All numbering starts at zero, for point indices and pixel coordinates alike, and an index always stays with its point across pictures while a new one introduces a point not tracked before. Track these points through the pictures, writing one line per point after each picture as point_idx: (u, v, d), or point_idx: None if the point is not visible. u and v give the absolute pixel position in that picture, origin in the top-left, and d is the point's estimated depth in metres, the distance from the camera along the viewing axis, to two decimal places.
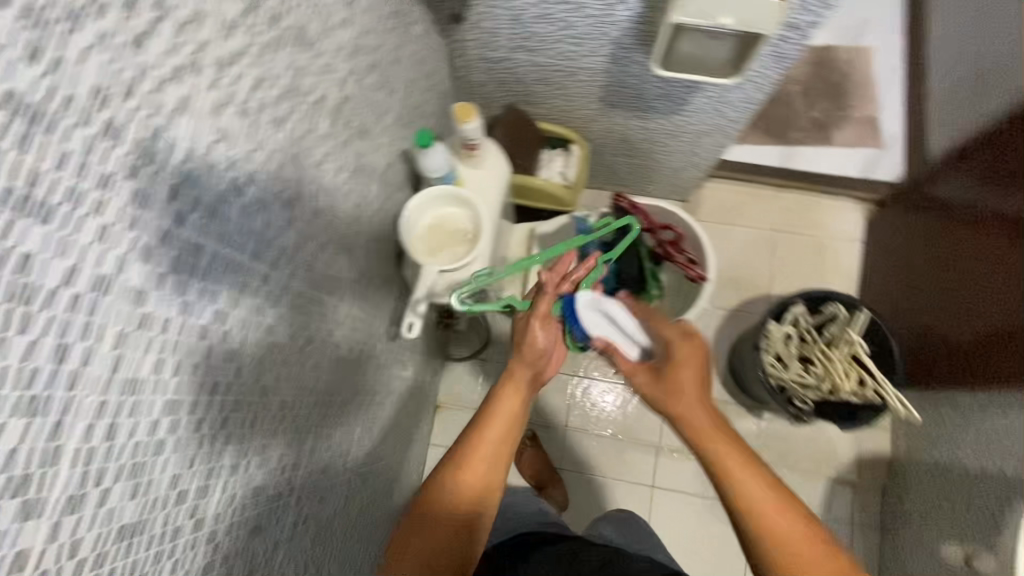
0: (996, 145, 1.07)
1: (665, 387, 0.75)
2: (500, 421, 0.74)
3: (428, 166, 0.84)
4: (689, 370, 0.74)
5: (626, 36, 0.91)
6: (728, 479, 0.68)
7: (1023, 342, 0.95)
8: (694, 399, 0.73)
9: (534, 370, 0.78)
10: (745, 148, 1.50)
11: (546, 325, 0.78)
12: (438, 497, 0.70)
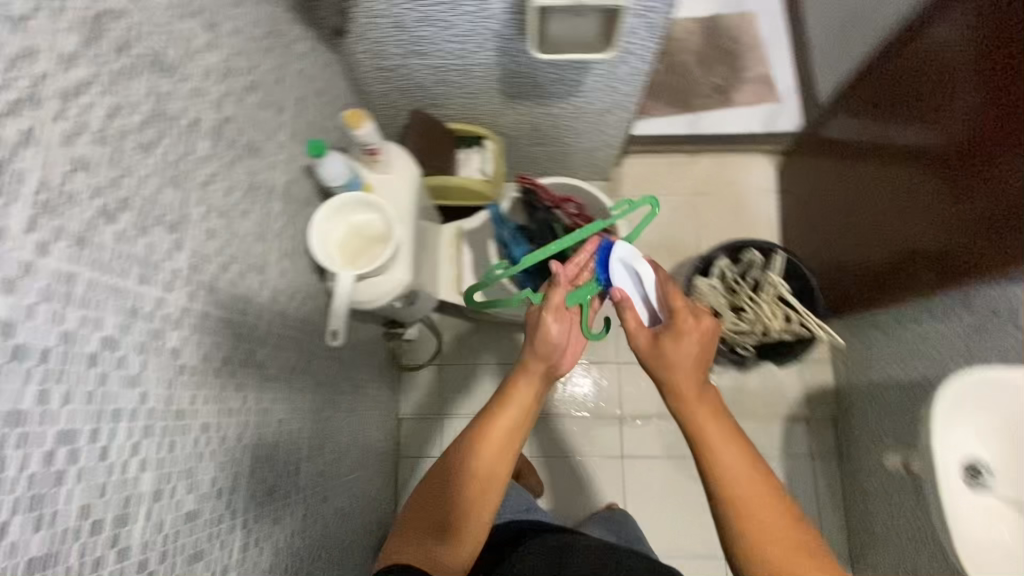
0: (892, 78, 1.12)
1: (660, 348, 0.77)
2: (508, 415, 0.77)
3: (331, 176, 0.84)
4: (688, 338, 0.76)
5: (506, 28, 0.95)
6: (709, 443, 0.70)
7: (939, 259, 0.99)
8: (689, 361, 0.75)
9: (547, 363, 0.81)
10: (653, 121, 1.58)
11: (559, 317, 0.81)
12: (445, 484, 0.74)
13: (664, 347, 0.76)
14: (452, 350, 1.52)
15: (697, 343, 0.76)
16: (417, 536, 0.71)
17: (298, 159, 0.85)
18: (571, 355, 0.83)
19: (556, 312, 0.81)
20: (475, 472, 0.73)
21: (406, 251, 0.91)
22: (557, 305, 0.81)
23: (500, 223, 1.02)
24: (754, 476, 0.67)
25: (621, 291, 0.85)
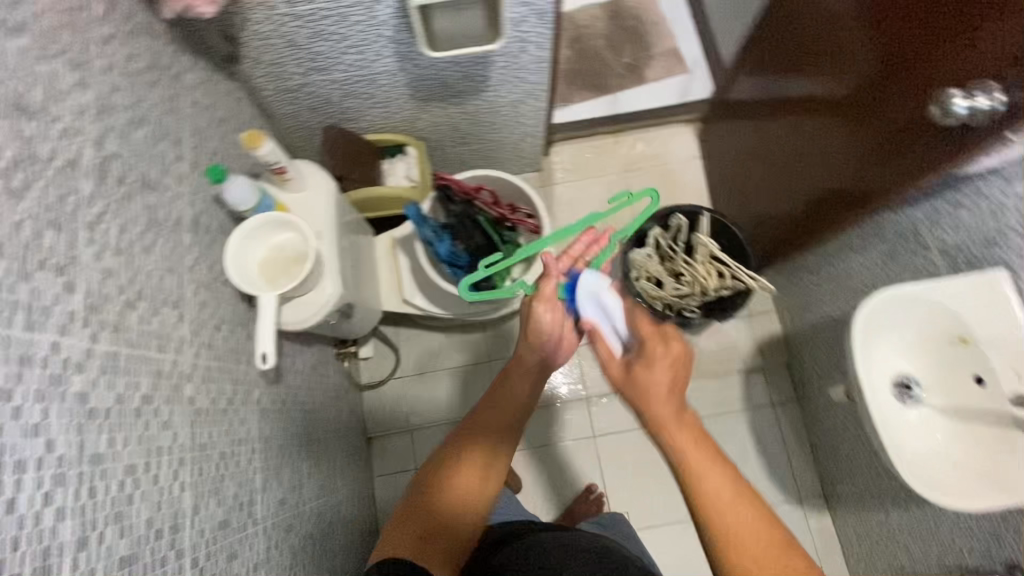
0: (787, 28, 1.14)
1: (635, 380, 0.75)
2: (503, 408, 0.83)
3: (237, 200, 0.84)
4: (661, 364, 0.74)
5: (399, 32, 0.96)
6: (697, 482, 0.66)
7: (844, 195, 1.01)
8: (665, 391, 0.73)
9: (541, 355, 0.86)
10: (575, 106, 1.66)
11: (551, 306, 0.85)
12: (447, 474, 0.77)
13: (637, 376, 0.75)
14: (412, 360, 1.51)
15: (671, 366, 0.74)
16: (419, 525, 0.72)
17: (205, 188, 0.84)
18: (566, 350, 0.90)
19: (546, 300, 0.85)
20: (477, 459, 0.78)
21: (333, 265, 0.91)
22: (547, 296, 0.85)
23: (423, 221, 1.00)
24: (746, 516, 0.63)
25: (590, 323, 0.85)
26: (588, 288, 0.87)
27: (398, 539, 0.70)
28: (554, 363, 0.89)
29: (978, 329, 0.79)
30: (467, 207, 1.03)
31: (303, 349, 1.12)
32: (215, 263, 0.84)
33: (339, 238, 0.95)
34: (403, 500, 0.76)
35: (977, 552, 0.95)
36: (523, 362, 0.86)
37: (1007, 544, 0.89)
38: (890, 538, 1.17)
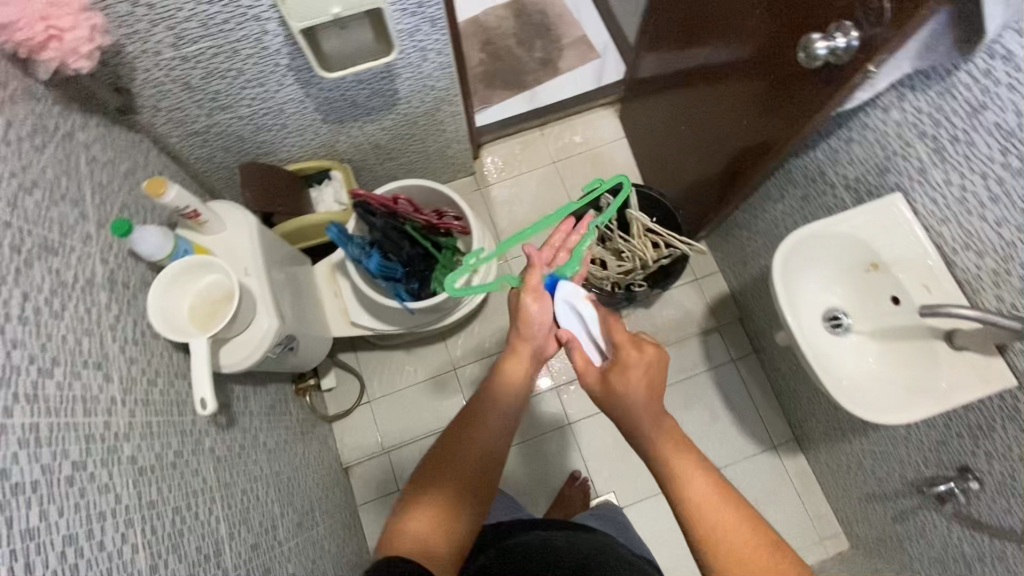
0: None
1: (608, 385, 0.76)
2: (502, 407, 0.80)
3: (152, 250, 0.82)
4: (637, 369, 0.75)
5: (295, 59, 0.97)
6: (681, 479, 0.68)
7: (752, 148, 1.05)
8: (642, 391, 0.74)
9: (534, 346, 0.87)
10: (496, 106, 1.69)
11: (538, 299, 0.87)
12: (445, 471, 0.72)
13: (613, 379, 0.75)
14: (377, 382, 1.51)
15: (647, 370, 0.76)
16: (420, 527, 0.66)
17: (118, 243, 0.82)
18: (552, 342, 0.91)
19: (535, 293, 0.87)
20: (475, 455, 0.74)
21: (266, 298, 0.92)
22: (535, 288, 0.87)
23: (345, 242, 0.98)
24: (733, 511, 0.64)
25: (567, 334, 0.84)
26: (566, 300, 0.88)
27: (400, 539, 0.65)
28: (542, 355, 0.90)
29: (885, 254, 0.84)
30: (389, 218, 1.04)
31: (256, 389, 1.10)
32: (140, 317, 0.82)
33: (268, 271, 0.95)
34: (404, 495, 0.71)
35: (931, 463, 1.00)
36: (520, 355, 0.86)
37: (954, 450, 0.94)
38: (857, 466, 1.22)
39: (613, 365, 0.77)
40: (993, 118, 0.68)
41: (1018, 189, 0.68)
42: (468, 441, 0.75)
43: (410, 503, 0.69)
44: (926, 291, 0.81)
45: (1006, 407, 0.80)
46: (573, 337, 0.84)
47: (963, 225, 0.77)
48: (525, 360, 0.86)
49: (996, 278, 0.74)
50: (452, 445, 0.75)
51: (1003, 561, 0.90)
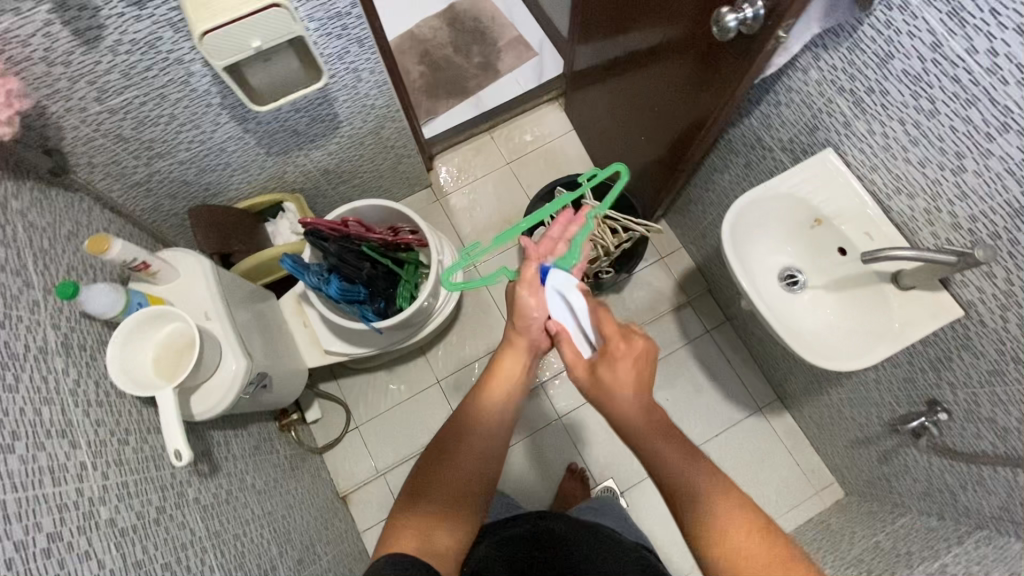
0: None
1: (598, 381, 0.72)
2: (479, 430, 0.74)
3: (104, 308, 0.81)
4: (627, 365, 0.72)
5: (227, 96, 0.96)
6: (678, 475, 0.67)
7: (690, 124, 1.08)
8: (631, 392, 0.71)
9: (530, 339, 0.81)
10: (442, 117, 1.70)
11: (533, 291, 0.80)
12: (443, 466, 0.71)
13: (602, 373, 0.72)
14: (363, 407, 1.50)
15: (637, 368, 0.72)
16: (419, 521, 0.65)
17: (67, 306, 0.80)
18: (554, 333, 0.84)
19: (528, 284, 0.80)
20: (472, 448, 0.72)
21: (230, 339, 0.91)
22: (529, 279, 0.81)
23: (301, 272, 0.98)
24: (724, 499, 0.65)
25: (555, 325, 0.79)
26: (557, 286, 0.80)
27: (399, 535, 0.64)
28: (541, 345, 0.83)
29: (825, 208, 0.87)
30: (343, 242, 1.03)
31: (237, 431, 1.09)
32: (102, 377, 0.81)
33: (229, 312, 0.94)
34: (402, 492, 0.70)
35: (903, 401, 1.03)
36: (516, 347, 0.80)
37: (921, 385, 0.97)
38: (838, 416, 1.26)
39: (601, 357, 0.73)
40: (900, 65, 0.71)
41: (933, 130, 0.72)
42: (463, 436, 0.73)
43: (409, 499, 0.68)
44: (869, 238, 0.84)
45: (958, 336, 0.84)
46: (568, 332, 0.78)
47: (891, 170, 0.80)
48: (522, 353, 0.80)
49: (929, 217, 0.78)
50: (447, 438, 0.73)
51: (981, 484, 0.94)
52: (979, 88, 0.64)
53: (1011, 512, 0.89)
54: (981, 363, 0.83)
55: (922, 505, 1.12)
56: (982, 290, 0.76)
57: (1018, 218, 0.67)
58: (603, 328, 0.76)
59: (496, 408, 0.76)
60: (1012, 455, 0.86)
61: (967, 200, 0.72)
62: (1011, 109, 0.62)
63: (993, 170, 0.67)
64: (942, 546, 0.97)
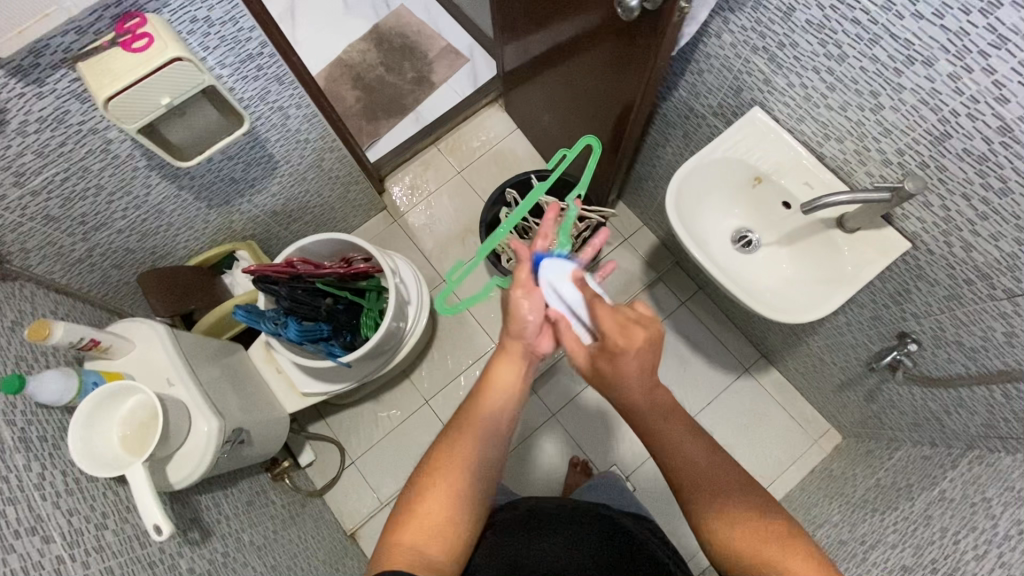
0: None
1: (599, 370, 0.68)
2: (483, 420, 0.70)
3: (53, 396, 0.78)
4: (631, 358, 0.65)
5: (152, 156, 0.95)
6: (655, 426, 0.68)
7: (622, 105, 1.08)
8: (638, 382, 0.67)
9: (523, 344, 0.73)
10: (384, 138, 1.69)
11: (529, 292, 0.71)
12: (438, 474, 0.66)
13: (602, 365, 0.68)
14: (356, 441, 1.48)
15: (643, 359, 0.66)
16: (415, 538, 0.62)
17: (19, 400, 0.77)
18: (550, 337, 0.74)
19: (524, 287, 0.71)
20: (463, 449, 0.67)
21: (197, 401, 0.89)
22: (525, 281, 0.71)
23: (255, 321, 0.98)
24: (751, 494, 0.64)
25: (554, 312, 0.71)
26: (552, 277, 0.73)
27: (394, 556, 0.60)
28: (540, 351, 0.75)
29: (762, 165, 0.88)
30: (294, 283, 1.02)
31: (226, 491, 1.06)
32: (69, 464, 0.78)
33: (192, 374, 0.92)
34: (401, 499, 0.66)
35: (875, 338, 1.04)
36: (512, 353, 0.73)
37: (888, 320, 0.98)
38: (820, 364, 1.27)
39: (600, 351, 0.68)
40: (804, 16, 0.72)
41: (846, 73, 0.73)
42: (459, 437, 0.68)
43: (404, 513, 0.64)
44: (808, 187, 0.85)
45: (911, 269, 0.85)
46: (563, 316, 0.71)
47: (817, 118, 0.81)
48: (515, 361, 0.73)
49: (860, 157, 0.79)
50: (443, 444, 0.69)
51: (963, 407, 0.95)
52: (879, 26, 0.65)
53: (996, 429, 0.91)
54: (937, 290, 0.84)
55: (914, 436, 1.13)
56: (923, 220, 0.77)
57: (940, 144, 0.69)
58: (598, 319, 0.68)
59: (496, 406, 0.71)
60: (983, 372, 0.88)
61: (891, 136, 0.73)
62: (912, 42, 0.64)
63: (908, 102, 0.69)
64: (938, 472, 0.98)
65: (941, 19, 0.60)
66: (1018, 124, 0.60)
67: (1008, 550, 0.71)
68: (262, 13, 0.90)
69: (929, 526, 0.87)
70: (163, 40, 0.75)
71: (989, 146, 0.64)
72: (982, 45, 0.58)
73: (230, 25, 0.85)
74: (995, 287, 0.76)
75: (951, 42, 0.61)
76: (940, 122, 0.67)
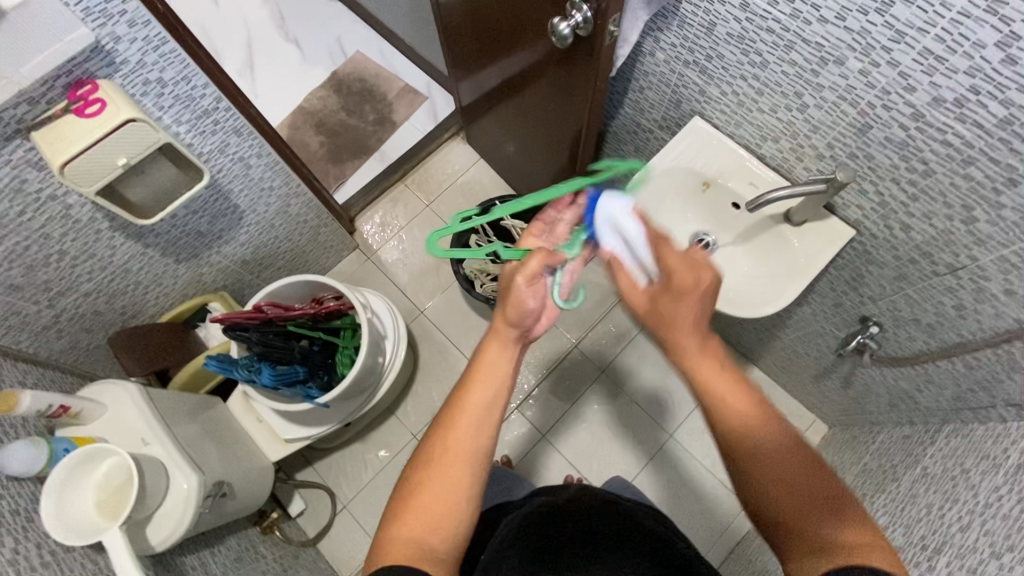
0: (460, 25, 1.25)
1: (654, 312, 0.62)
2: (476, 409, 0.65)
3: (22, 466, 0.76)
4: (693, 299, 0.59)
5: (115, 217, 0.95)
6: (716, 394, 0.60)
7: (573, 128, 1.12)
8: (689, 329, 0.61)
9: (518, 328, 0.69)
10: (351, 179, 1.71)
11: (533, 283, 0.68)
12: (432, 468, 0.64)
13: (659, 307, 0.61)
14: (346, 484, 1.45)
15: (702, 303, 0.60)
16: (413, 531, 0.61)
17: None
18: (545, 320, 0.72)
19: (530, 276, 0.68)
20: (456, 442, 0.64)
21: (174, 457, 0.88)
22: (532, 271, 0.68)
23: (230, 369, 0.96)
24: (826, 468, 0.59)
25: (608, 251, 0.69)
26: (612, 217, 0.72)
27: (393, 550, 0.59)
28: (530, 335, 0.72)
29: (708, 170, 0.92)
30: (265, 327, 1.02)
31: (213, 549, 1.03)
32: (44, 536, 0.75)
33: (169, 431, 0.91)
34: (395, 492, 0.66)
35: (841, 325, 1.07)
36: (500, 337, 0.69)
37: (849, 306, 1.02)
38: (795, 356, 1.30)
39: (662, 289, 0.61)
40: (724, 29, 0.77)
41: (771, 78, 0.77)
42: (449, 431, 0.65)
43: (401, 507, 0.63)
44: (753, 186, 0.89)
45: (860, 254, 0.89)
46: (616, 256, 0.68)
47: (752, 122, 0.86)
48: (508, 346, 0.70)
49: (797, 154, 0.84)
50: (434, 438, 0.66)
51: (931, 383, 0.97)
52: (791, 33, 0.70)
53: (965, 401, 0.93)
54: (887, 272, 0.88)
55: (892, 418, 1.15)
56: (862, 207, 0.82)
57: (864, 135, 0.73)
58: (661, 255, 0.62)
59: (484, 396, 0.66)
60: (943, 347, 0.90)
61: (820, 131, 0.78)
62: (822, 44, 0.69)
63: (829, 100, 0.73)
64: (919, 450, 1.00)
65: (843, 21, 0.65)
66: (928, 110, 0.65)
67: (990, 518, 0.73)
68: (215, 70, 0.93)
69: (916, 503, 0.88)
70: (115, 103, 0.77)
71: (907, 132, 0.69)
72: (883, 41, 0.63)
73: (183, 84, 0.89)
74: (937, 264, 0.80)
75: (856, 41, 0.66)
76: (860, 115, 0.72)
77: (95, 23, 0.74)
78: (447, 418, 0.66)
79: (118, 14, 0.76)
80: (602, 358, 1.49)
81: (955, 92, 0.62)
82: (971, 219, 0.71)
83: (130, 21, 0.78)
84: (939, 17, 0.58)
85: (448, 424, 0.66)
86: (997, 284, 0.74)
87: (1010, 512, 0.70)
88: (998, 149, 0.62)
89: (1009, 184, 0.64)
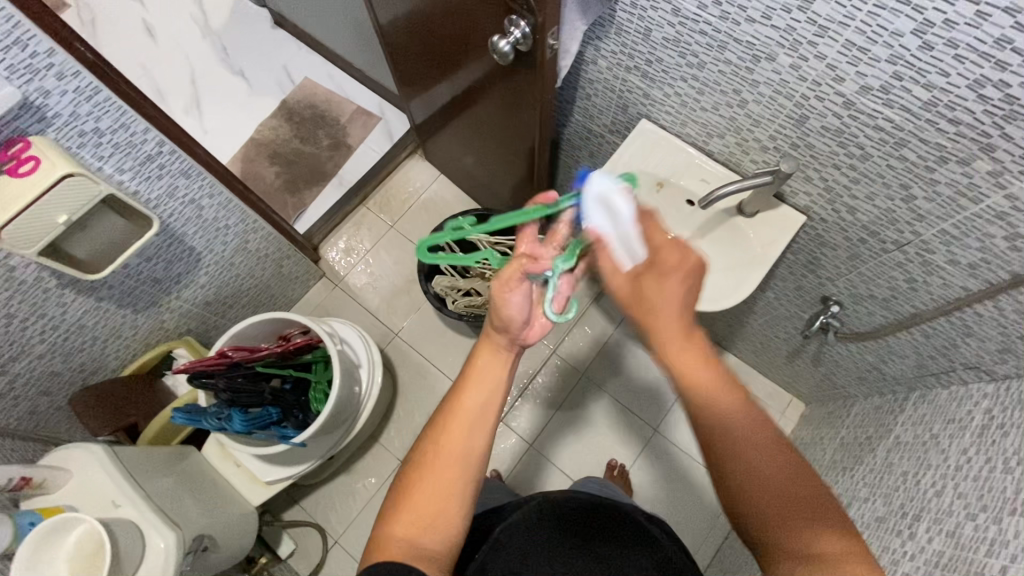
0: (404, 46, 1.25)
1: (638, 294, 0.57)
2: (468, 410, 0.65)
3: None
4: (675, 281, 0.56)
5: (64, 275, 0.92)
6: (703, 396, 0.57)
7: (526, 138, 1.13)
8: (675, 315, 0.56)
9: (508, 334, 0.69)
10: (311, 206, 1.68)
11: (512, 287, 0.66)
12: (426, 468, 0.63)
13: (646, 289, 0.57)
14: (336, 518, 1.42)
15: (685, 291, 0.57)
16: (406, 530, 0.60)
17: None
18: (537, 329, 0.69)
19: (506, 280, 0.67)
20: (450, 443, 0.64)
21: (147, 515, 0.84)
22: (509, 278, 0.66)
23: (200, 420, 0.96)
24: (814, 474, 0.56)
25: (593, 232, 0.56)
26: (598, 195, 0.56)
27: (385, 548, 0.59)
28: (524, 344, 0.70)
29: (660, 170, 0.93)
30: (232, 370, 1.00)
31: None
32: None
33: (140, 489, 0.87)
34: (388, 491, 0.65)
35: (805, 306, 1.10)
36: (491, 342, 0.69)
37: (810, 288, 1.05)
38: (766, 339, 1.33)
39: (645, 268, 0.57)
40: (660, 34, 0.79)
41: (710, 77, 0.79)
42: (443, 432, 0.65)
43: (395, 506, 0.62)
44: (705, 183, 0.92)
45: (813, 238, 0.92)
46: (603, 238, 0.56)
47: (697, 121, 0.88)
48: (499, 351, 0.70)
49: (742, 147, 0.86)
50: (430, 439, 0.65)
51: (893, 353, 1.01)
52: (722, 34, 0.72)
53: (927, 367, 0.96)
54: (840, 253, 0.91)
55: (862, 391, 1.18)
56: (810, 194, 0.85)
57: (802, 126, 0.76)
58: (651, 236, 0.56)
59: (481, 398, 0.66)
60: (901, 319, 0.93)
61: (761, 124, 0.80)
62: (752, 43, 0.71)
63: (766, 94, 0.76)
64: (890, 419, 1.03)
65: (770, 20, 0.67)
66: (858, 97, 0.68)
67: (961, 481, 0.75)
68: (155, 115, 0.91)
69: (892, 473, 0.91)
70: (52, 159, 0.75)
71: (841, 120, 0.72)
72: (808, 37, 0.66)
73: (122, 131, 0.86)
74: (885, 241, 0.83)
75: (784, 37, 0.68)
76: (797, 107, 0.74)
77: (21, 80, 0.72)
78: (441, 420, 0.66)
79: (45, 68, 0.74)
80: (581, 362, 1.50)
81: (880, 79, 0.64)
82: (910, 197, 0.74)
83: (59, 73, 0.76)
84: (856, 11, 0.60)
85: (441, 426, 0.65)
86: (941, 256, 0.78)
87: (978, 473, 0.73)
88: (927, 129, 0.65)
89: (941, 161, 0.67)
